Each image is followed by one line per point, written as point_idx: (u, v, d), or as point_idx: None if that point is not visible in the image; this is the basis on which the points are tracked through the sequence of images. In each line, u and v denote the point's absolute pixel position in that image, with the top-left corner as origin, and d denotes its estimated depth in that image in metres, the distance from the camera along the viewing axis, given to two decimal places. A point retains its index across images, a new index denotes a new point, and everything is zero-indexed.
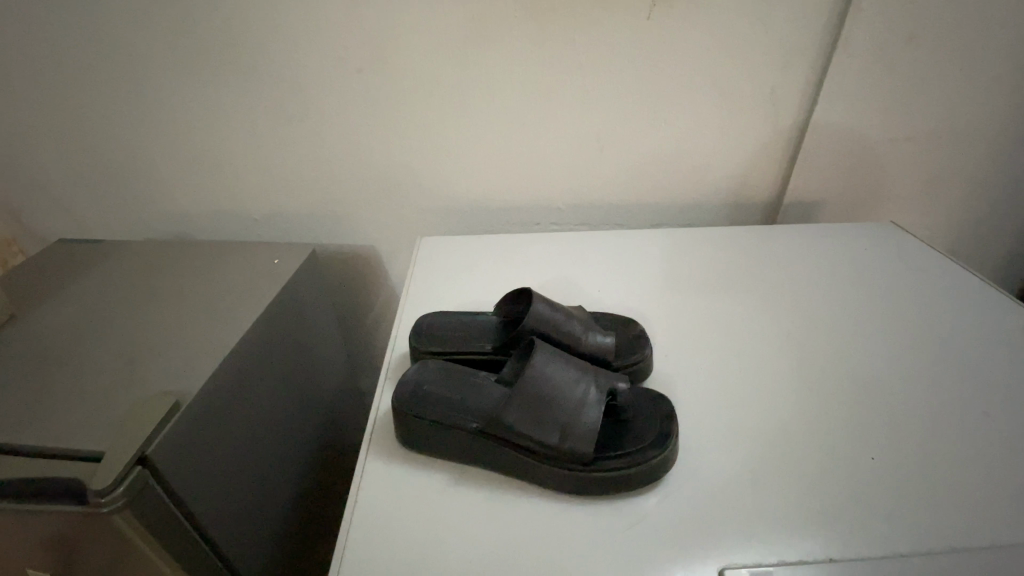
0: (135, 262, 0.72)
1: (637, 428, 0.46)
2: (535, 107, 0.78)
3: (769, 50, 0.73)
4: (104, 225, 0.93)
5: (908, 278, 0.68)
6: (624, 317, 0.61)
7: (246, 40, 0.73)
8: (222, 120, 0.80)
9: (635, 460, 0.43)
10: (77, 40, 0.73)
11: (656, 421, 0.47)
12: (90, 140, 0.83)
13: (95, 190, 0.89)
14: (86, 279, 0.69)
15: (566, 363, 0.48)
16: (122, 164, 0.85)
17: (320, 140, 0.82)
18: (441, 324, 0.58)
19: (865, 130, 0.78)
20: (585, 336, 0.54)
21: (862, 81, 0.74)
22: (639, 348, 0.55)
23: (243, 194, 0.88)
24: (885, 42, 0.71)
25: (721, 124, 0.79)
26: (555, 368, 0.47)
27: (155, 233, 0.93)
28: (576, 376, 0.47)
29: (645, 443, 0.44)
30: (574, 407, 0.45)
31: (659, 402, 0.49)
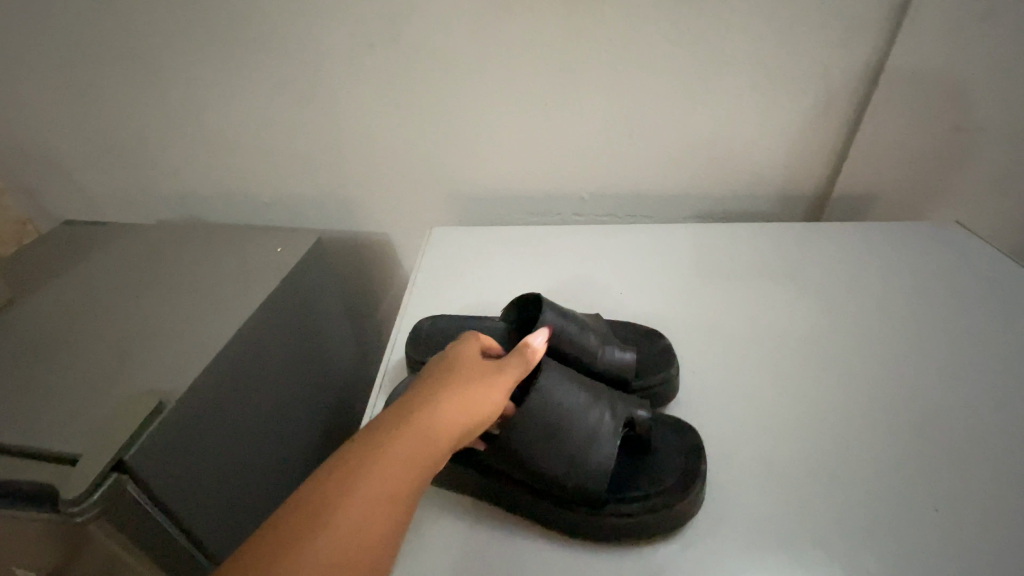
0: (138, 247, 0.70)
1: (656, 466, 0.42)
2: (559, 87, 0.72)
3: (824, 26, 0.65)
4: (115, 206, 0.91)
5: (976, 294, 0.60)
6: (646, 329, 0.56)
7: (251, 13, 0.68)
8: (230, 99, 0.76)
9: (652, 506, 0.39)
10: (81, 12, 0.71)
11: (679, 457, 0.43)
12: (97, 118, 0.80)
13: (104, 169, 0.86)
14: (89, 265, 0.67)
15: (577, 387, 0.43)
16: (129, 143, 0.82)
17: (330, 121, 0.77)
18: (441, 329, 0.54)
19: (931, 120, 0.69)
20: (602, 351, 0.48)
21: (931, 65, 0.65)
22: (662, 369, 0.50)
23: (252, 176, 0.84)
24: (960, 20, 0.62)
25: (765, 109, 0.72)
26: (565, 393, 0.42)
27: (166, 215, 0.91)
28: (587, 404, 0.42)
29: (660, 487, 0.41)
30: (583, 443, 0.41)
31: (680, 436, 0.45)
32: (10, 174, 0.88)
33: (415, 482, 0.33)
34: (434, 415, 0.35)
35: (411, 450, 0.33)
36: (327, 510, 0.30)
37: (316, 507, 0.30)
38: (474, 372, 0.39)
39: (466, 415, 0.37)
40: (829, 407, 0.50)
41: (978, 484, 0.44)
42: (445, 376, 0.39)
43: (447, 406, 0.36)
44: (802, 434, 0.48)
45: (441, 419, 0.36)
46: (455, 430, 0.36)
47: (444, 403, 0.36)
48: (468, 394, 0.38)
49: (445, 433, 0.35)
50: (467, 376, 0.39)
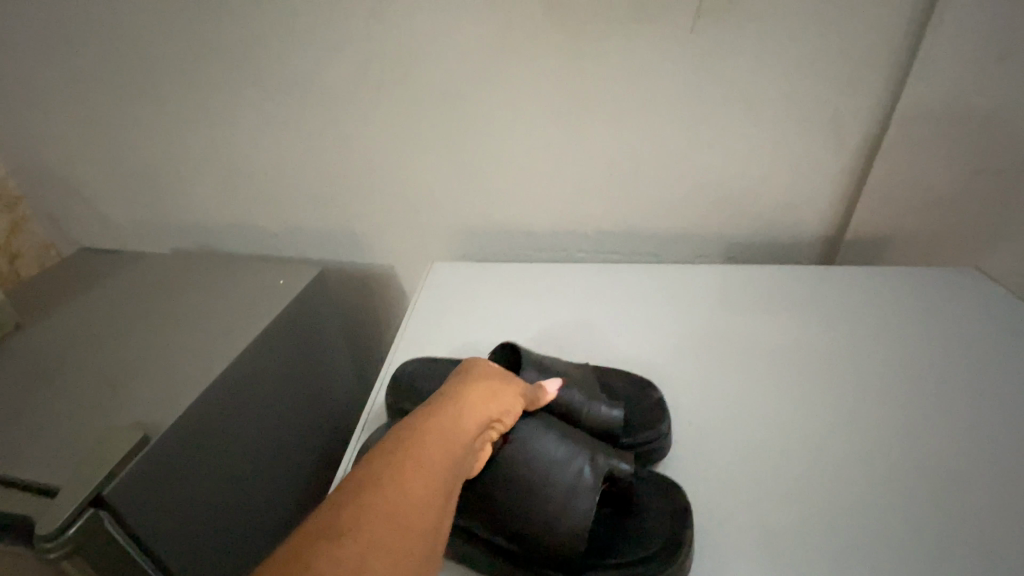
0: (148, 275, 0.72)
1: (642, 528, 0.40)
2: (563, 124, 0.72)
3: (829, 69, 0.65)
4: (133, 234, 0.94)
5: (997, 346, 0.57)
6: (639, 378, 0.55)
7: (269, 54, 0.72)
8: (246, 135, 0.79)
9: None
10: (112, 53, 0.75)
11: (667, 520, 0.41)
12: (121, 151, 0.84)
13: (124, 199, 0.89)
14: (96, 295, 0.68)
15: (553, 442, 0.42)
16: (149, 175, 0.86)
17: (339, 157, 0.79)
18: (423, 374, 0.53)
19: (945, 165, 0.68)
20: (587, 408, 0.47)
21: (942, 107, 0.64)
22: (652, 426, 0.48)
23: (264, 208, 0.86)
24: (972, 66, 0.61)
25: (771, 151, 0.71)
26: (541, 442, 0.42)
27: (179, 245, 0.93)
28: (567, 454, 0.41)
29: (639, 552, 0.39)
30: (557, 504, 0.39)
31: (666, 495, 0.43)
32: (38, 204, 0.92)
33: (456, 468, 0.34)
34: (459, 406, 0.38)
35: (452, 439, 0.35)
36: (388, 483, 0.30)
37: (374, 480, 0.30)
38: (484, 379, 0.42)
39: (486, 410, 0.40)
40: (836, 464, 0.47)
41: (1000, 558, 0.40)
42: (457, 382, 0.41)
43: (471, 402, 0.39)
44: (805, 493, 0.45)
45: (467, 410, 0.38)
46: (480, 424, 0.38)
47: (465, 399, 0.39)
48: (486, 395, 0.41)
49: (473, 423, 0.38)
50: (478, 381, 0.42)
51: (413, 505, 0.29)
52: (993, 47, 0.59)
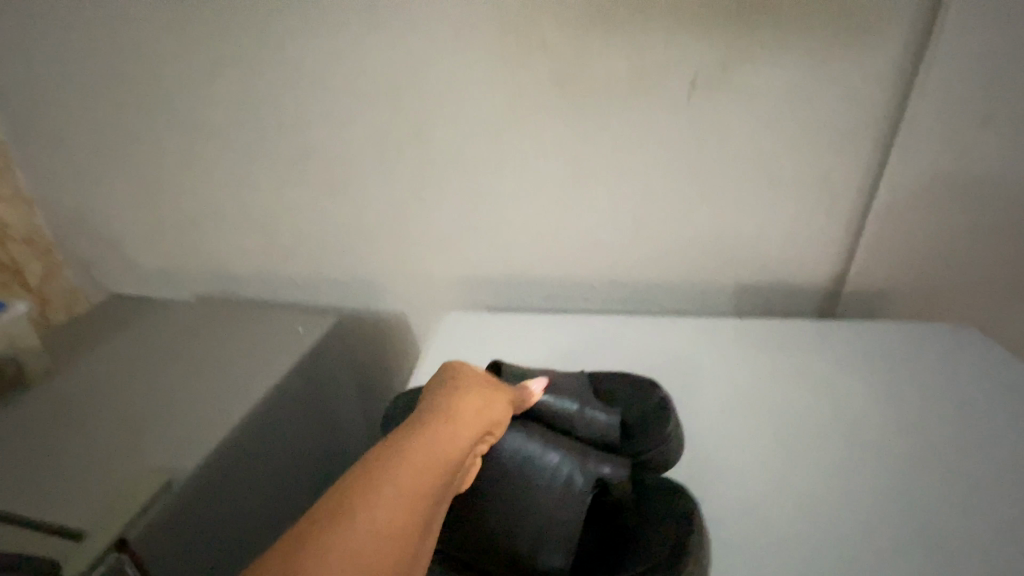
0: (173, 321, 0.75)
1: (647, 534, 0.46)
2: (567, 179, 0.77)
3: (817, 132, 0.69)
4: (157, 280, 0.98)
5: (993, 401, 0.59)
6: (639, 379, 0.61)
7: (298, 118, 0.78)
8: (271, 189, 0.85)
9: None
10: (153, 115, 0.81)
11: (673, 522, 0.46)
12: (153, 203, 0.89)
13: (152, 247, 0.94)
14: (122, 343, 0.71)
15: (543, 458, 0.48)
16: (178, 225, 0.91)
17: (358, 210, 0.84)
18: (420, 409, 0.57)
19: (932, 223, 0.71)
20: (583, 416, 0.54)
21: (924, 163, 0.68)
22: (657, 432, 0.54)
23: (284, 257, 0.91)
24: (955, 129, 0.66)
25: (766, 209, 0.75)
26: (536, 457, 0.48)
27: (200, 290, 0.97)
28: (561, 469, 0.47)
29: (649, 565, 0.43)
30: (558, 523, 0.45)
31: (681, 503, 0.47)
32: (70, 251, 0.97)
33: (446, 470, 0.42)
34: (451, 420, 0.45)
35: (442, 447, 0.43)
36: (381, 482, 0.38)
37: (370, 481, 0.38)
38: (474, 392, 0.49)
39: (475, 426, 0.46)
40: (836, 519, 0.48)
41: None
42: (449, 397, 0.48)
43: (465, 411, 0.47)
44: (806, 548, 0.46)
45: (460, 420, 0.46)
46: (473, 434, 0.46)
47: (457, 416, 0.46)
48: (479, 406, 0.48)
49: (461, 440, 0.44)
50: (469, 396, 0.49)
51: (398, 508, 0.37)
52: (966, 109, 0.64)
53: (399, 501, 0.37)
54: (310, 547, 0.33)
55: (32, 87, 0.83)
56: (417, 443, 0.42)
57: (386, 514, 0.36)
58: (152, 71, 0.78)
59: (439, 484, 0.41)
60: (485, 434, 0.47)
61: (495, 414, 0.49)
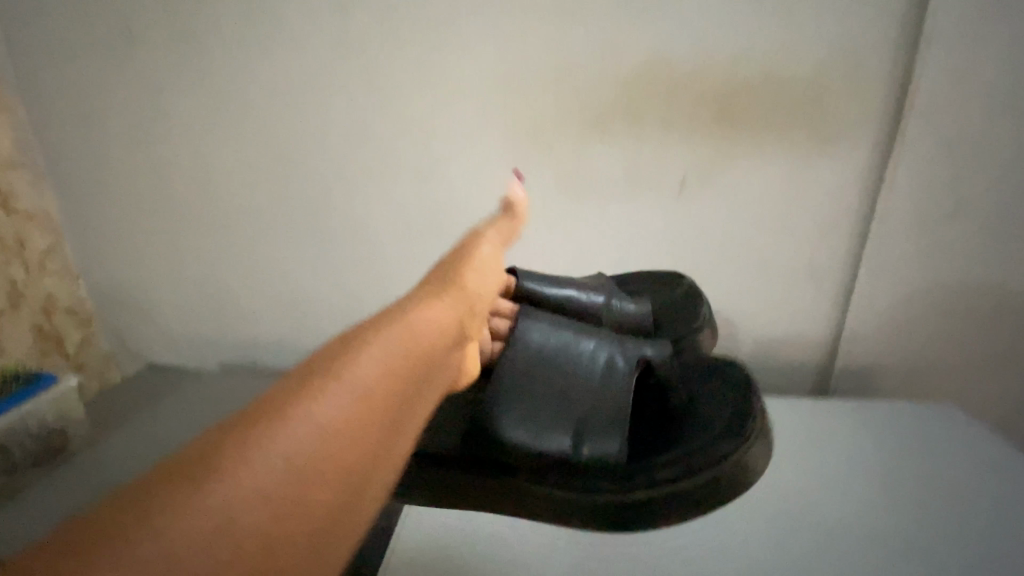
0: (207, 394, 0.80)
1: (706, 410, 0.49)
2: (574, 258, 0.83)
3: (806, 220, 0.75)
4: (186, 354, 1.03)
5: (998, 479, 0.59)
6: (656, 275, 0.72)
7: (330, 206, 0.87)
8: (302, 267, 0.92)
9: (718, 434, 0.45)
10: (200, 201, 0.90)
11: (726, 398, 0.49)
12: (191, 279, 0.96)
13: (184, 321, 1.00)
14: (159, 419, 0.76)
15: (584, 347, 0.51)
16: (213, 301, 0.97)
17: (380, 287, 0.91)
18: None
19: (916, 303, 0.76)
20: (611, 308, 0.60)
21: (909, 248, 0.73)
22: (692, 320, 0.61)
23: (310, 331, 0.96)
24: (925, 220, 0.71)
25: (760, 292, 0.80)
26: (574, 347, 0.51)
27: (224, 358, 1.01)
28: (604, 357, 0.50)
29: (713, 421, 0.47)
30: (614, 398, 0.48)
31: (722, 373, 0.53)
32: (108, 324, 1.03)
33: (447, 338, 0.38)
34: (442, 294, 0.41)
35: (442, 321, 0.38)
36: (369, 343, 0.33)
37: (352, 345, 0.33)
38: (455, 269, 0.46)
39: (455, 299, 0.42)
40: None
41: None
42: (430, 279, 0.44)
43: (457, 289, 0.43)
44: None
45: (455, 296, 0.42)
46: (468, 311, 0.43)
47: (432, 291, 0.41)
48: (472, 286, 0.45)
49: (442, 310, 0.39)
50: (450, 275, 0.45)
51: (391, 370, 0.33)
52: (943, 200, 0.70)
53: (389, 351, 0.33)
54: (256, 427, 0.28)
55: (93, 175, 0.92)
56: (405, 313, 0.37)
57: (377, 373, 0.32)
58: (204, 160, 0.88)
59: (422, 349, 0.35)
60: (470, 303, 0.43)
61: (479, 289, 0.46)
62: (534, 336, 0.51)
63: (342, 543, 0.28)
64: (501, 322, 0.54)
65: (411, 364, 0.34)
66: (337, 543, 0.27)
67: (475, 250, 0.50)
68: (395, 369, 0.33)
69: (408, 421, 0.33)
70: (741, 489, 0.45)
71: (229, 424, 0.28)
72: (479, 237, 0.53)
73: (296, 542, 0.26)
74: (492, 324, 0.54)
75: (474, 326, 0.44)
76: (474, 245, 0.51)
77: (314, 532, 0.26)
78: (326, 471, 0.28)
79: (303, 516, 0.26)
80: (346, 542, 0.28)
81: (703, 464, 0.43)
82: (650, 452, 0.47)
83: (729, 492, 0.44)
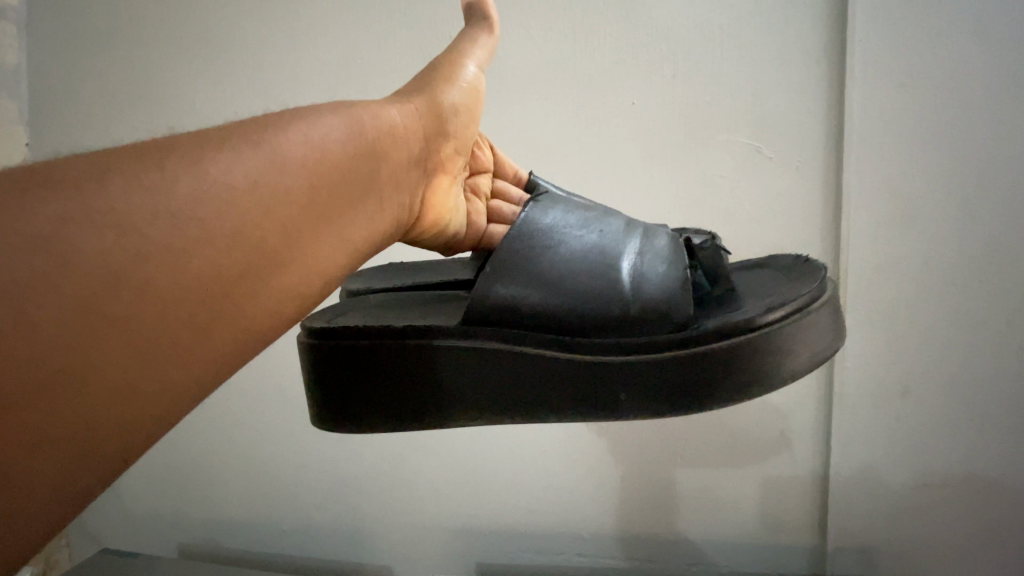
0: None
1: (763, 288, 0.38)
2: (589, 430, 0.71)
3: (826, 419, 0.65)
4: (129, 529, 0.91)
5: None
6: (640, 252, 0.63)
7: (281, 364, 0.78)
8: (250, 431, 0.81)
9: (800, 298, 0.33)
10: None
11: (793, 278, 0.38)
12: None
13: (130, 492, 0.89)
14: None
15: (617, 222, 0.38)
16: (159, 469, 0.87)
17: (336, 450, 0.79)
18: (390, 302, 0.45)
19: (991, 459, 0.58)
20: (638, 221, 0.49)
21: (945, 462, 0.60)
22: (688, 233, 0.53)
23: (261, 501, 0.83)
24: (983, 352, 0.57)
25: (780, 469, 0.67)
26: (599, 215, 0.38)
27: (190, 539, 0.88)
28: (640, 228, 0.38)
29: (776, 289, 0.37)
30: (670, 267, 0.34)
31: (766, 265, 0.43)
32: None
33: (402, 162, 0.34)
34: (394, 109, 0.34)
35: (391, 138, 0.33)
36: (278, 129, 0.28)
37: (257, 126, 0.28)
38: (427, 82, 0.38)
39: (421, 114, 0.36)
40: None
41: None
42: (398, 89, 0.37)
43: (412, 112, 0.35)
44: None
45: (413, 119, 0.35)
46: (425, 143, 0.36)
47: (394, 99, 0.35)
48: (434, 112, 0.36)
49: (404, 121, 0.34)
50: (421, 89, 0.37)
51: (316, 163, 0.28)
52: (993, 397, 0.57)
53: (322, 145, 0.29)
54: (109, 175, 0.22)
55: None
56: (335, 111, 0.31)
57: (301, 164, 0.27)
58: None
59: (367, 152, 0.31)
60: (443, 129, 0.37)
61: (455, 110, 0.37)
62: (556, 209, 0.37)
63: (217, 338, 0.24)
64: (505, 206, 0.47)
65: (349, 165, 0.30)
66: (239, 317, 0.25)
67: (438, 63, 0.39)
68: (324, 164, 0.29)
69: (335, 230, 0.29)
70: (831, 353, 0.33)
71: (65, 163, 0.22)
72: (466, 45, 0.40)
73: (156, 329, 0.22)
74: (492, 204, 0.46)
75: (445, 157, 0.38)
76: (443, 56, 0.40)
77: (189, 321, 0.23)
78: (206, 252, 0.23)
79: (205, 273, 0.23)
80: (235, 335, 0.25)
81: (786, 309, 0.32)
82: (708, 311, 0.35)
83: (812, 355, 0.32)
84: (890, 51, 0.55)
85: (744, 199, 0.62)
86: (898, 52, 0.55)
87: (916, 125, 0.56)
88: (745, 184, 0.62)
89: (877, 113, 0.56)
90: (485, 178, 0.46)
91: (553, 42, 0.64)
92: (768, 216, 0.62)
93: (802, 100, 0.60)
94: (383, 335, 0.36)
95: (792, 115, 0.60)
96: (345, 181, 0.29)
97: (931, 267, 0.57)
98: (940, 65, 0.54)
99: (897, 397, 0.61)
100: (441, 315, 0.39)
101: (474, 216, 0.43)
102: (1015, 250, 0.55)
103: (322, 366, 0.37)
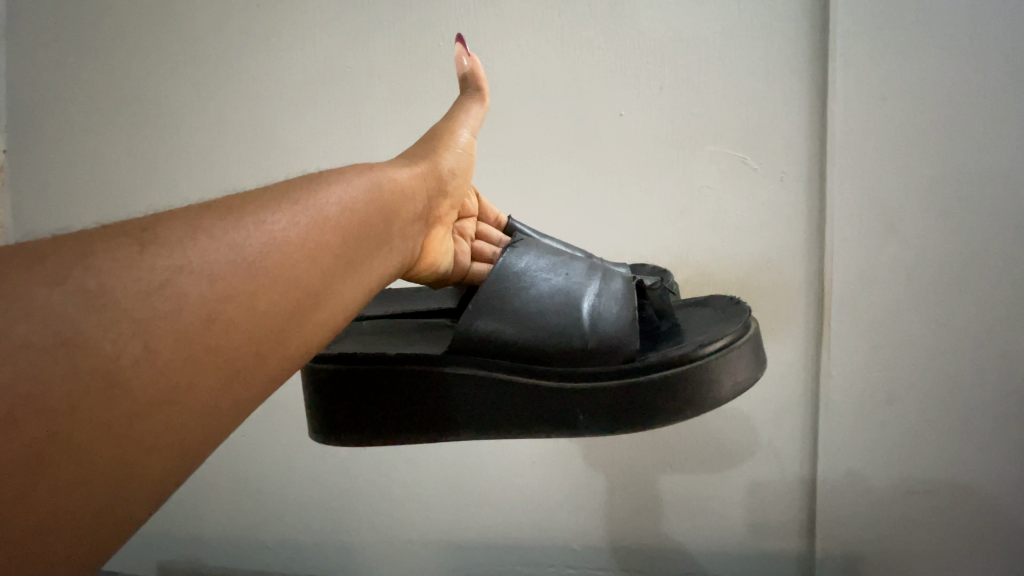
0: None
1: (696, 325, 0.39)
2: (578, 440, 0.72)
3: (813, 428, 0.66)
4: None
5: None
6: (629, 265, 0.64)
7: None
8: (236, 442, 0.80)
9: (729, 334, 0.34)
10: None
11: (724, 317, 0.39)
12: None
13: None
14: None
15: (581, 265, 0.38)
16: None
17: (323, 461, 0.78)
18: (370, 330, 0.45)
19: (969, 468, 0.59)
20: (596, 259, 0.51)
21: (924, 471, 0.61)
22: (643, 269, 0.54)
23: (246, 513, 0.82)
24: (960, 362, 0.58)
25: (765, 479, 0.68)
26: (560, 253, 0.39)
27: (174, 551, 0.86)
28: (600, 267, 0.39)
29: (710, 325, 0.38)
30: (625, 306, 0.35)
31: (705, 304, 0.44)
32: None
33: (410, 218, 0.35)
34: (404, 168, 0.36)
35: (403, 195, 0.34)
36: (304, 190, 0.29)
37: (285, 188, 0.29)
38: (425, 147, 0.39)
39: (427, 177, 0.37)
40: None
41: None
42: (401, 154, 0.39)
43: (418, 170, 0.37)
44: None
45: (420, 178, 0.36)
46: (429, 198, 0.37)
47: (400, 161, 0.37)
48: (437, 173, 0.38)
49: (411, 182, 0.35)
50: (424, 152, 0.39)
51: (341, 217, 0.29)
52: (970, 406, 0.59)
53: (346, 200, 0.30)
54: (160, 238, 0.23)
55: None
56: (354, 172, 0.32)
57: (326, 219, 0.29)
58: None
59: (384, 207, 0.32)
60: (442, 191, 0.39)
61: (453, 174, 0.39)
62: (525, 251, 0.38)
63: (241, 384, 0.24)
64: (488, 247, 0.47)
65: (368, 218, 0.31)
66: (270, 362, 0.25)
67: (434, 127, 0.41)
68: (347, 218, 0.30)
69: (353, 279, 0.30)
70: (751, 383, 0.34)
71: (118, 229, 0.23)
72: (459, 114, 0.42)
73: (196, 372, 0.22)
74: (475, 245, 0.46)
75: (442, 213, 0.39)
76: (440, 121, 0.42)
77: (226, 368, 0.23)
78: (223, 310, 0.23)
79: (245, 324, 0.24)
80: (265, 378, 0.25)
81: (714, 343, 0.33)
82: (653, 345, 0.36)
83: (734, 385, 0.33)
84: (873, 65, 0.57)
85: (729, 210, 0.63)
86: (878, 67, 0.57)
87: (893, 141, 0.57)
88: (731, 195, 0.63)
89: (856, 127, 0.58)
90: (470, 222, 0.46)
91: (545, 55, 0.65)
92: (753, 228, 0.63)
93: (786, 114, 0.61)
94: (363, 359, 0.36)
95: (774, 131, 0.62)
96: (366, 232, 0.31)
97: (910, 279, 0.59)
98: (920, 80, 0.56)
99: (879, 407, 0.62)
100: (416, 345, 0.39)
101: (460, 256, 0.43)
102: (994, 259, 0.56)
103: (312, 388, 0.38)
